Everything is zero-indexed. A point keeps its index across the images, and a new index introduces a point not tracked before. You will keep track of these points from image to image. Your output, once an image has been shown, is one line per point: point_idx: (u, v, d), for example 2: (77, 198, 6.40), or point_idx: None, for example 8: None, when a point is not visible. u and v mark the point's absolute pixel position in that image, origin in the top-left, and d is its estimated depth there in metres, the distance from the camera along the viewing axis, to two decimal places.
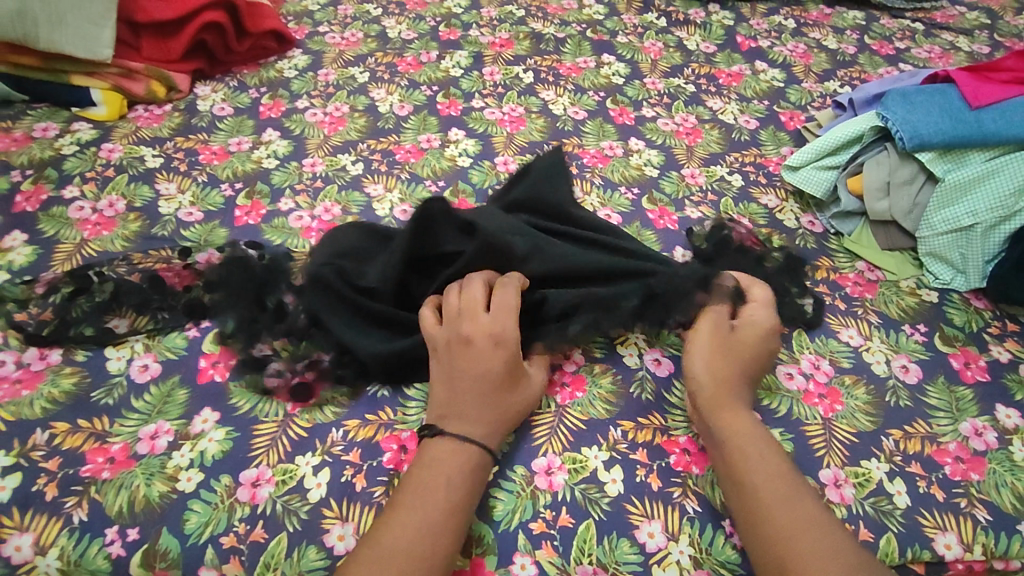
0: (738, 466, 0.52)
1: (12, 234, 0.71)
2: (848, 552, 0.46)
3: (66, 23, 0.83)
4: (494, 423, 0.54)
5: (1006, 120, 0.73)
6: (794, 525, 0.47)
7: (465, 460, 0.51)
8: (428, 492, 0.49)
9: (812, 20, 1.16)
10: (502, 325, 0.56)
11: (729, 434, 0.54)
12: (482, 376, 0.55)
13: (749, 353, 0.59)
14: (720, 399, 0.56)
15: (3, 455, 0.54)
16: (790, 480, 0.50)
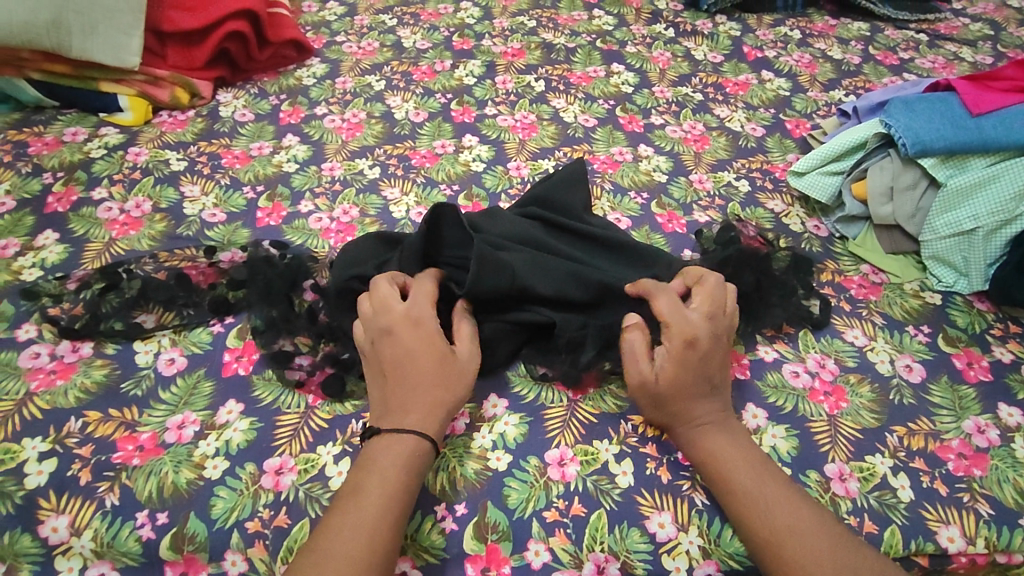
0: (721, 484, 0.53)
1: (45, 234, 0.74)
2: (829, 559, 0.48)
3: (98, 33, 0.87)
4: (426, 409, 0.54)
5: (1005, 127, 0.75)
6: (779, 539, 0.49)
7: (406, 470, 0.51)
8: (364, 509, 0.48)
9: (817, 31, 1.18)
10: (419, 309, 0.57)
11: (705, 458, 0.55)
12: (410, 364, 0.55)
13: (678, 383, 0.56)
14: (686, 423, 0.56)
15: (39, 441, 0.57)
16: (769, 488, 0.52)
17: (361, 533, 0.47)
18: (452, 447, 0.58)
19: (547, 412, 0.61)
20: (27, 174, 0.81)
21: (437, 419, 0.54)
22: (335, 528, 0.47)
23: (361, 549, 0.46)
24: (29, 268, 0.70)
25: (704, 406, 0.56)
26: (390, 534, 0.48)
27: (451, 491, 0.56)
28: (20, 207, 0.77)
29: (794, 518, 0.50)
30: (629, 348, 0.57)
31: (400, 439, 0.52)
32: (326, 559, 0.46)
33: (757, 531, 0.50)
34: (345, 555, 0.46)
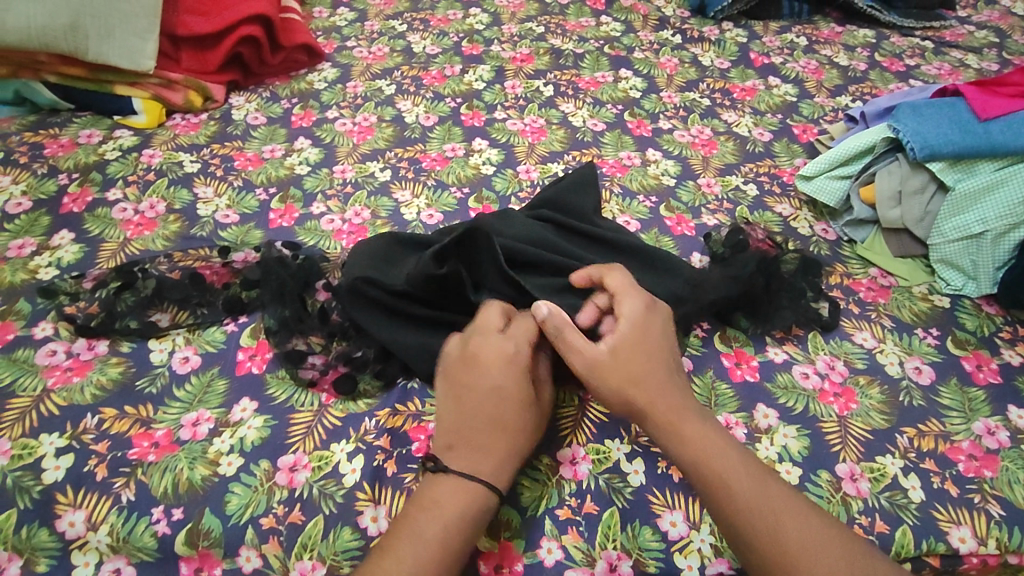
0: (720, 490, 0.50)
1: (61, 233, 0.75)
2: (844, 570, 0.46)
3: (114, 37, 0.88)
4: (505, 457, 0.53)
5: (1013, 132, 0.75)
6: (790, 548, 0.47)
7: (471, 524, 0.49)
8: (422, 559, 0.46)
9: (823, 38, 1.19)
10: (515, 348, 0.56)
11: (698, 459, 0.51)
12: (500, 403, 0.54)
13: (638, 363, 0.55)
14: (670, 418, 0.53)
15: (56, 437, 0.57)
16: (771, 492, 0.49)
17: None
18: None
19: (559, 412, 0.62)
20: (43, 175, 0.82)
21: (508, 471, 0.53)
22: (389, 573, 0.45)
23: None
24: (45, 267, 0.71)
25: (684, 401, 0.55)
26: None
27: None
28: (37, 207, 0.78)
29: (801, 526, 0.48)
30: (563, 334, 0.56)
31: (467, 486, 0.51)
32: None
33: (764, 542, 0.47)
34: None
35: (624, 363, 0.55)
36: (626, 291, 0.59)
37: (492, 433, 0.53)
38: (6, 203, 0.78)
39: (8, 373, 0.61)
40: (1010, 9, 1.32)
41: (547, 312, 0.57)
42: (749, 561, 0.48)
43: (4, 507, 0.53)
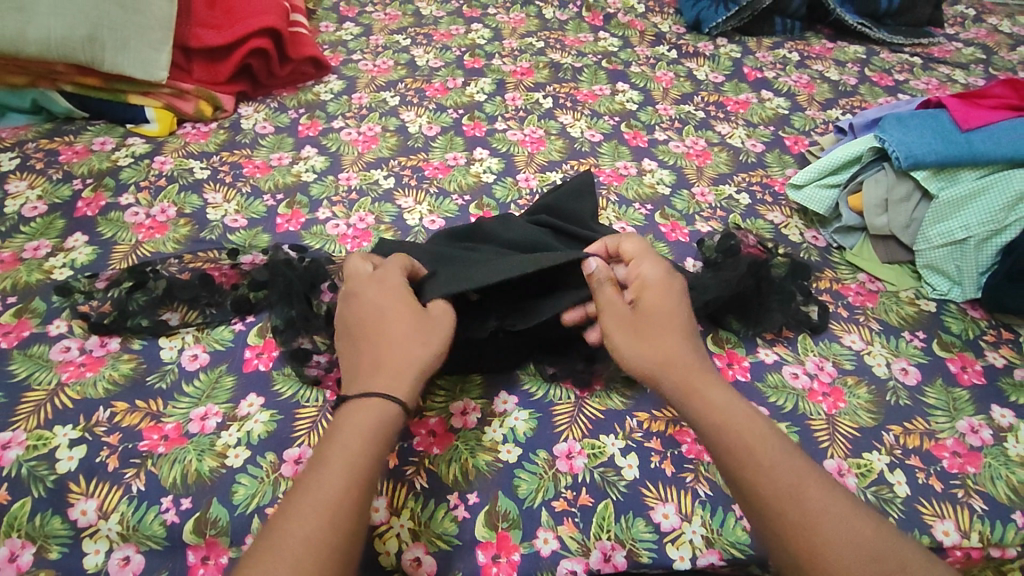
0: (743, 453, 0.50)
1: (75, 236, 0.78)
2: (866, 542, 0.45)
3: (130, 48, 0.91)
4: (402, 371, 0.52)
5: (994, 141, 0.78)
6: (813, 514, 0.46)
7: (372, 442, 0.48)
8: (328, 483, 0.45)
9: (815, 53, 1.23)
10: (389, 272, 0.59)
11: (724, 422, 0.51)
12: (387, 325, 0.55)
13: (657, 331, 0.57)
14: (691, 386, 0.54)
15: (70, 429, 0.59)
16: (793, 463, 0.49)
17: (321, 512, 0.44)
18: (465, 439, 0.61)
19: (556, 409, 0.64)
20: (58, 181, 0.84)
21: (409, 381, 0.52)
22: (294, 509, 0.44)
23: (322, 531, 0.43)
24: (59, 268, 0.73)
25: (706, 372, 0.55)
26: (356, 513, 0.45)
27: (463, 481, 0.58)
28: (52, 210, 0.80)
29: (826, 498, 0.47)
30: (599, 294, 0.59)
31: (366, 406, 0.50)
32: (284, 545, 0.42)
33: (785, 507, 0.46)
34: (304, 538, 0.42)
35: (644, 330, 0.57)
36: (642, 257, 0.62)
37: (387, 353, 0.53)
38: (23, 207, 0.80)
39: (24, 368, 0.63)
40: (997, 27, 1.36)
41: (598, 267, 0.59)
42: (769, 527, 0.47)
43: (19, 495, 0.55)
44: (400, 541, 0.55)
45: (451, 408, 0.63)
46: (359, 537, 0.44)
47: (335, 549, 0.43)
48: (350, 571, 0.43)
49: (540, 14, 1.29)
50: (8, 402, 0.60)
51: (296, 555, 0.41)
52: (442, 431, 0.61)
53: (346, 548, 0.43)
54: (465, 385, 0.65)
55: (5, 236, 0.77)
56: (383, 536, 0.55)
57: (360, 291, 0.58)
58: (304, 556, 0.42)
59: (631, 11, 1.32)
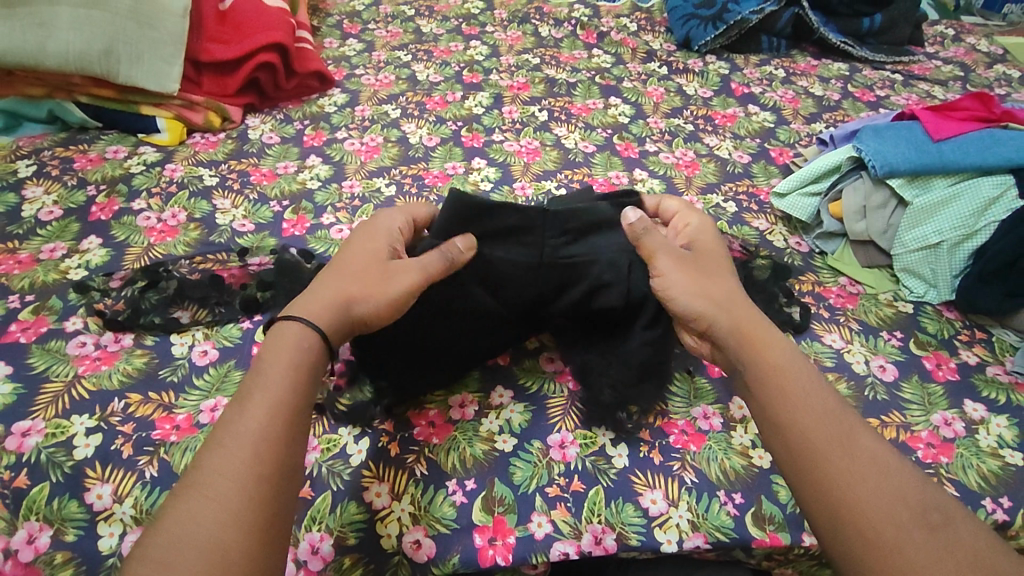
0: (795, 402, 0.53)
1: (89, 239, 0.81)
2: (913, 490, 0.48)
3: (144, 61, 0.96)
4: (325, 301, 0.56)
5: (963, 151, 0.83)
6: (856, 462, 0.49)
7: (290, 379, 0.50)
8: (248, 424, 0.47)
9: (800, 70, 1.28)
10: (386, 222, 0.65)
11: (777, 373, 0.55)
12: (348, 261, 0.60)
13: (710, 279, 0.61)
14: (750, 337, 0.58)
15: (86, 418, 0.62)
16: (844, 413, 0.52)
17: (243, 448, 0.46)
18: (463, 430, 0.64)
19: (550, 401, 0.67)
20: (73, 187, 0.88)
21: (330, 316, 0.55)
22: (217, 449, 0.46)
23: (246, 467, 0.45)
24: (75, 268, 0.76)
25: (762, 326, 0.59)
26: (280, 446, 0.47)
27: (461, 468, 0.61)
28: (67, 215, 0.84)
29: (871, 451, 0.50)
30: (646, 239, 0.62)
31: (289, 342, 0.52)
32: (209, 484, 0.44)
33: (833, 450, 0.50)
34: (228, 475, 0.44)
35: (699, 272, 0.62)
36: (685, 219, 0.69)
37: (330, 283, 0.58)
38: (39, 211, 0.84)
39: (42, 361, 0.66)
40: (975, 46, 1.42)
41: (637, 218, 0.63)
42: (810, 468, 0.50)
43: (38, 480, 0.58)
44: (401, 525, 0.57)
45: (449, 402, 0.66)
46: (288, 466, 0.47)
47: (261, 481, 0.45)
48: (280, 501, 0.45)
49: (536, 32, 1.34)
50: (27, 393, 0.63)
51: (221, 492, 0.44)
52: (441, 423, 0.64)
53: (273, 478, 0.46)
54: (463, 379, 0.68)
55: (22, 239, 0.80)
56: (384, 520, 0.58)
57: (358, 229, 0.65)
58: (229, 492, 0.44)
59: (623, 30, 1.37)
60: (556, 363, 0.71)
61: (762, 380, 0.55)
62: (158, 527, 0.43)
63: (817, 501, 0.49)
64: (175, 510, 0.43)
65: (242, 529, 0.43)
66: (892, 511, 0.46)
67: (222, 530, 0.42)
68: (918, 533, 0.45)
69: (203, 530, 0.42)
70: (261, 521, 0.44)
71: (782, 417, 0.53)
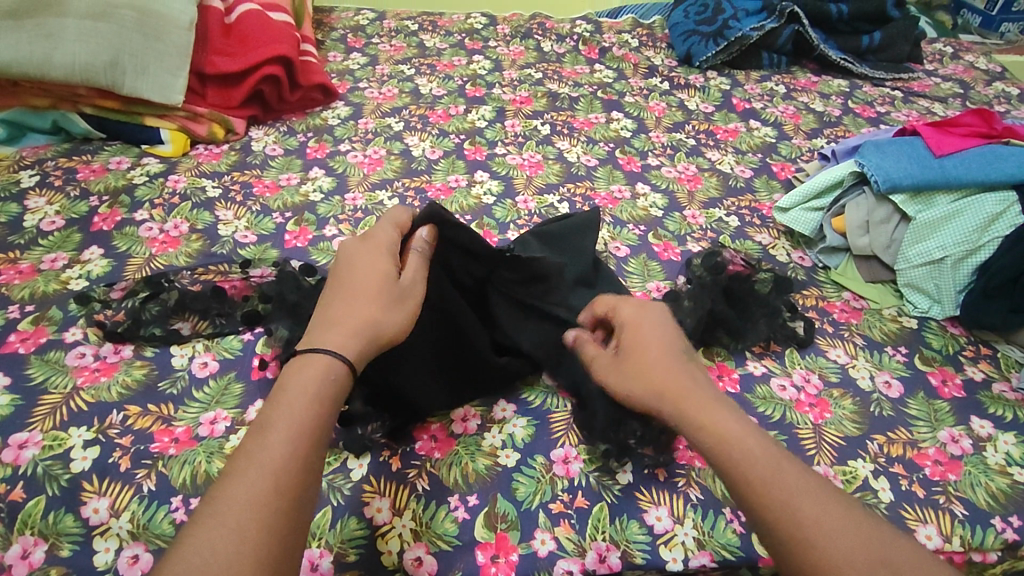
0: (741, 475, 0.49)
1: (91, 249, 0.81)
2: (871, 562, 0.45)
3: (148, 73, 0.96)
4: (350, 330, 0.54)
5: (966, 167, 0.83)
6: (813, 538, 0.46)
7: (315, 402, 0.49)
8: (271, 450, 0.46)
9: (800, 86, 1.29)
10: (379, 233, 0.62)
11: (715, 445, 0.51)
12: (354, 279, 0.57)
13: (644, 364, 0.57)
14: (684, 409, 0.53)
15: (84, 431, 0.61)
16: (791, 482, 0.49)
17: (265, 477, 0.44)
18: (465, 444, 0.63)
19: (553, 416, 0.66)
20: (76, 198, 0.88)
21: (357, 342, 0.53)
22: (237, 475, 0.44)
23: (268, 496, 0.44)
24: (76, 279, 0.76)
25: (701, 391, 0.55)
26: (300, 476, 0.45)
27: (463, 483, 0.60)
28: (69, 225, 0.84)
29: (821, 522, 0.47)
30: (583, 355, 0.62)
31: (316, 369, 0.51)
32: (227, 517, 0.42)
33: (782, 530, 0.47)
34: (248, 504, 0.43)
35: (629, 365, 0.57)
36: (615, 308, 0.63)
37: (344, 309, 0.55)
38: (41, 221, 0.84)
39: (41, 372, 0.66)
40: (973, 63, 1.43)
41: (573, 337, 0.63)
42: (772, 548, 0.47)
43: (34, 493, 0.57)
44: (402, 541, 0.56)
45: (452, 416, 0.66)
46: (305, 498, 0.45)
47: (278, 513, 0.43)
48: (294, 536, 0.44)
49: (539, 47, 1.35)
50: (25, 404, 0.63)
51: (239, 522, 0.42)
52: (443, 437, 0.64)
53: (290, 511, 0.44)
54: None
55: (24, 249, 0.80)
56: (385, 536, 0.57)
57: (346, 246, 0.61)
58: (247, 520, 0.42)
59: (625, 45, 1.39)
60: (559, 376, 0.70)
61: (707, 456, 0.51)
62: (173, 556, 0.41)
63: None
64: (189, 539, 0.41)
65: (257, 561, 0.41)
66: None
67: (236, 564, 0.41)
68: None
69: (217, 560, 0.40)
70: (275, 555, 0.42)
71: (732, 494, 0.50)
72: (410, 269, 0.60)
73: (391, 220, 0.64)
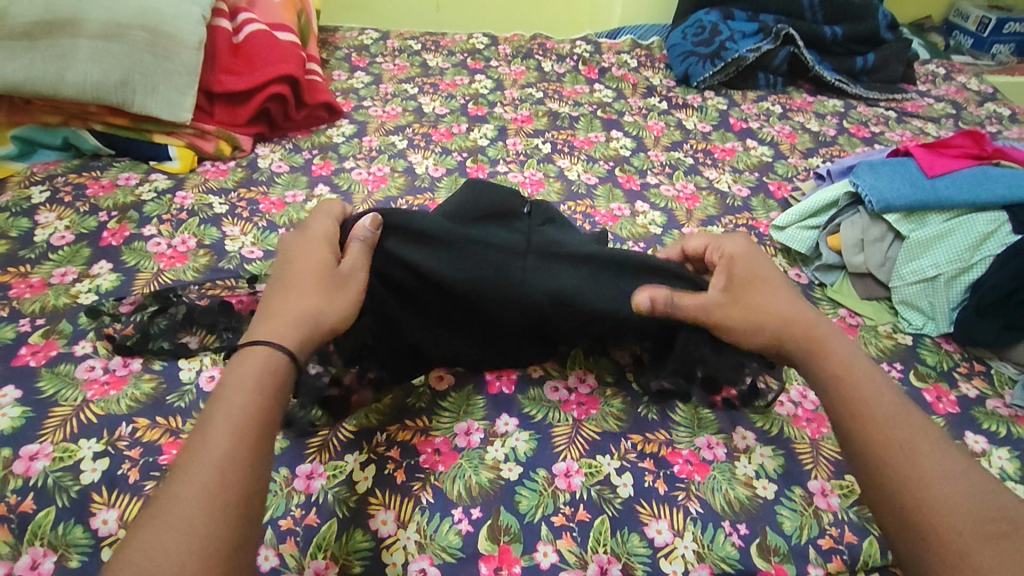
0: (858, 406, 0.53)
1: (100, 264, 0.82)
2: (978, 499, 0.46)
3: (158, 91, 0.98)
4: (286, 319, 0.54)
5: (957, 188, 0.85)
6: (920, 469, 0.48)
7: (256, 395, 0.48)
8: (213, 445, 0.45)
9: (796, 107, 1.32)
10: (315, 225, 0.64)
11: (838, 377, 0.56)
12: (291, 269, 0.59)
13: (763, 297, 0.62)
14: (811, 341, 0.59)
15: (94, 442, 0.62)
16: (909, 420, 0.51)
17: (210, 472, 0.43)
18: (468, 457, 0.64)
19: (554, 430, 0.67)
20: (85, 213, 0.89)
21: (295, 332, 0.53)
22: (182, 473, 0.43)
23: (211, 491, 0.42)
24: (85, 293, 0.77)
25: (830, 335, 0.59)
26: (245, 466, 0.44)
27: (467, 496, 0.61)
28: (78, 240, 0.85)
29: (935, 455, 0.49)
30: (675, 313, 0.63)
31: (252, 362, 0.50)
32: (171, 514, 0.41)
33: (889, 455, 0.49)
34: (192, 501, 0.42)
35: (751, 301, 0.62)
36: (718, 242, 0.70)
37: (279, 300, 0.56)
38: (51, 236, 0.85)
39: (51, 385, 0.67)
40: (965, 85, 1.46)
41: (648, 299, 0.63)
42: (872, 473, 0.49)
43: (44, 505, 0.58)
44: (406, 553, 0.57)
45: (455, 429, 0.67)
46: (254, 488, 0.44)
47: (226, 506, 0.42)
48: (247, 526, 0.43)
49: (539, 67, 1.38)
50: (36, 416, 0.64)
51: (185, 518, 0.41)
52: (446, 450, 0.65)
53: (239, 502, 0.43)
54: (468, 406, 0.69)
55: (34, 263, 0.81)
56: (390, 548, 0.57)
57: (284, 242, 0.63)
58: (192, 516, 0.41)
59: (624, 66, 1.41)
60: (560, 391, 0.71)
61: (824, 386, 0.56)
62: (120, 559, 0.40)
63: (879, 499, 0.49)
64: (137, 539, 0.40)
65: (207, 553, 0.40)
66: (956, 515, 0.45)
67: (185, 559, 0.39)
68: (982, 538, 0.44)
69: (166, 558, 0.39)
70: (226, 546, 0.41)
71: (838, 422, 0.54)
72: (352, 256, 0.62)
73: (324, 217, 0.66)
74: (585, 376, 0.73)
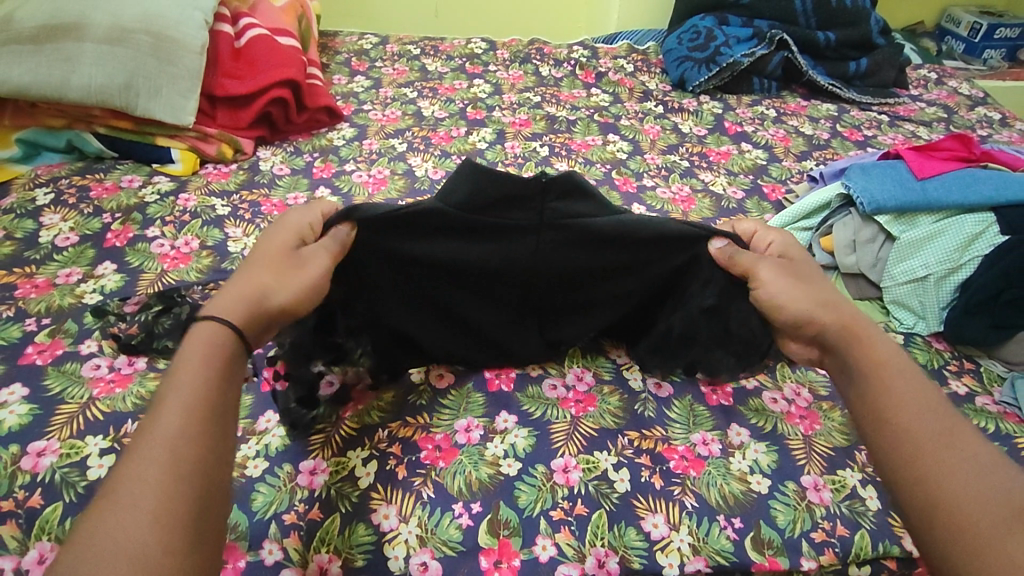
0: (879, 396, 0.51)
1: (104, 264, 0.83)
2: (1001, 487, 0.43)
3: (161, 95, 0.99)
4: (237, 296, 0.52)
5: (946, 189, 0.87)
6: (940, 458, 0.45)
7: (207, 370, 0.46)
8: (164, 424, 0.43)
9: (790, 111, 1.34)
10: (295, 215, 0.62)
11: (871, 365, 0.53)
12: (255, 254, 0.57)
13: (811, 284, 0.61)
14: (851, 329, 0.57)
15: (100, 439, 0.63)
16: (936, 409, 0.49)
17: (159, 450, 0.41)
18: (468, 454, 0.66)
19: (553, 426, 0.69)
20: (89, 214, 0.91)
21: (243, 307, 0.51)
22: (133, 453, 0.42)
23: (161, 469, 0.41)
24: (90, 293, 0.78)
25: (870, 325, 0.57)
26: (195, 443, 0.43)
27: (467, 491, 0.63)
28: (83, 241, 0.86)
29: (960, 445, 0.46)
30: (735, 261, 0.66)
31: (203, 338, 0.48)
32: (121, 493, 0.40)
33: (907, 444, 0.47)
34: (141, 480, 0.40)
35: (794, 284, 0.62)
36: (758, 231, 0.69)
37: (237, 280, 0.54)
38: (57, 237, 0.86)
39: (58, 383, 0.68)
40: (956, 89, 1.48)
41: (724, 244, 0.67)
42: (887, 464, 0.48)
43: (51, 500, 0.59)
44: (407, 547, 0.58)
45: (454, 426, 0.68)
46: (208, 466, 0.42)
47: (176, 483, 0.40)
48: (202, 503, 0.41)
49: (537, 72, 1.40)
50: (43, 414, 0.65)
51: (135, 497, 0.39)
52: (446, 447, 0.66)
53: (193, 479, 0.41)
54: (468, 404, 0.71)
55: (39, 264, 0.82)
56: (391, 542, 0.58)
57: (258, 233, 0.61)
58: (139, 494, 0.39)
59: (620, 70, 1.43)
60: (559, 389, 0.73)
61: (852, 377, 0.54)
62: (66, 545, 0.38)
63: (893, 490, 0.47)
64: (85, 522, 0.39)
65: (159, 529, 0.38)
66: (976, 504, 0.42)
67: (130, 540, 0.38)
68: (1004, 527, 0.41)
69: (118, 542, 0.37)
70: (176, 523, 0.39)
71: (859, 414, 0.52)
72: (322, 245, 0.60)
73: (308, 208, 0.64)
74: (583, 374, 0.75)
